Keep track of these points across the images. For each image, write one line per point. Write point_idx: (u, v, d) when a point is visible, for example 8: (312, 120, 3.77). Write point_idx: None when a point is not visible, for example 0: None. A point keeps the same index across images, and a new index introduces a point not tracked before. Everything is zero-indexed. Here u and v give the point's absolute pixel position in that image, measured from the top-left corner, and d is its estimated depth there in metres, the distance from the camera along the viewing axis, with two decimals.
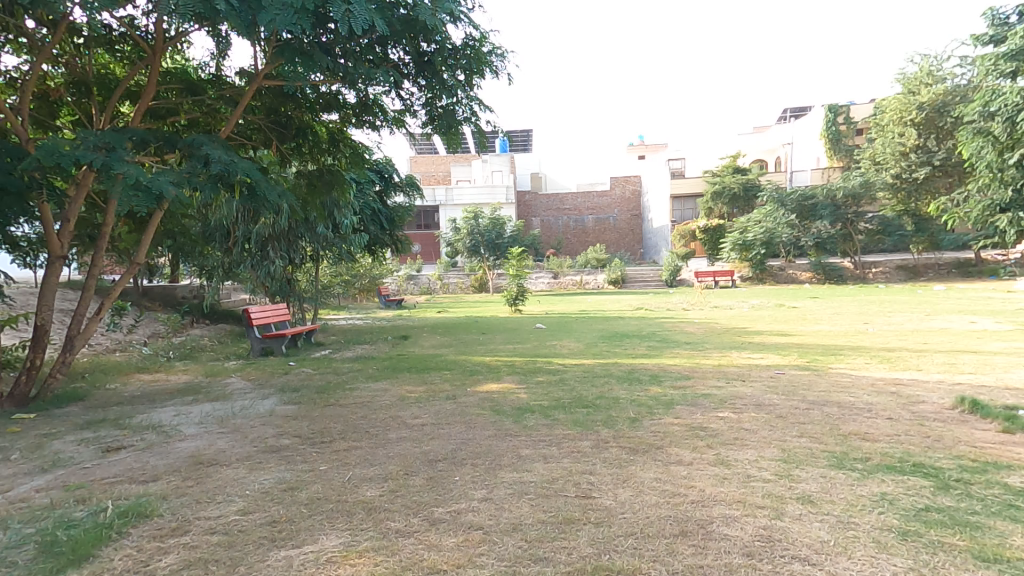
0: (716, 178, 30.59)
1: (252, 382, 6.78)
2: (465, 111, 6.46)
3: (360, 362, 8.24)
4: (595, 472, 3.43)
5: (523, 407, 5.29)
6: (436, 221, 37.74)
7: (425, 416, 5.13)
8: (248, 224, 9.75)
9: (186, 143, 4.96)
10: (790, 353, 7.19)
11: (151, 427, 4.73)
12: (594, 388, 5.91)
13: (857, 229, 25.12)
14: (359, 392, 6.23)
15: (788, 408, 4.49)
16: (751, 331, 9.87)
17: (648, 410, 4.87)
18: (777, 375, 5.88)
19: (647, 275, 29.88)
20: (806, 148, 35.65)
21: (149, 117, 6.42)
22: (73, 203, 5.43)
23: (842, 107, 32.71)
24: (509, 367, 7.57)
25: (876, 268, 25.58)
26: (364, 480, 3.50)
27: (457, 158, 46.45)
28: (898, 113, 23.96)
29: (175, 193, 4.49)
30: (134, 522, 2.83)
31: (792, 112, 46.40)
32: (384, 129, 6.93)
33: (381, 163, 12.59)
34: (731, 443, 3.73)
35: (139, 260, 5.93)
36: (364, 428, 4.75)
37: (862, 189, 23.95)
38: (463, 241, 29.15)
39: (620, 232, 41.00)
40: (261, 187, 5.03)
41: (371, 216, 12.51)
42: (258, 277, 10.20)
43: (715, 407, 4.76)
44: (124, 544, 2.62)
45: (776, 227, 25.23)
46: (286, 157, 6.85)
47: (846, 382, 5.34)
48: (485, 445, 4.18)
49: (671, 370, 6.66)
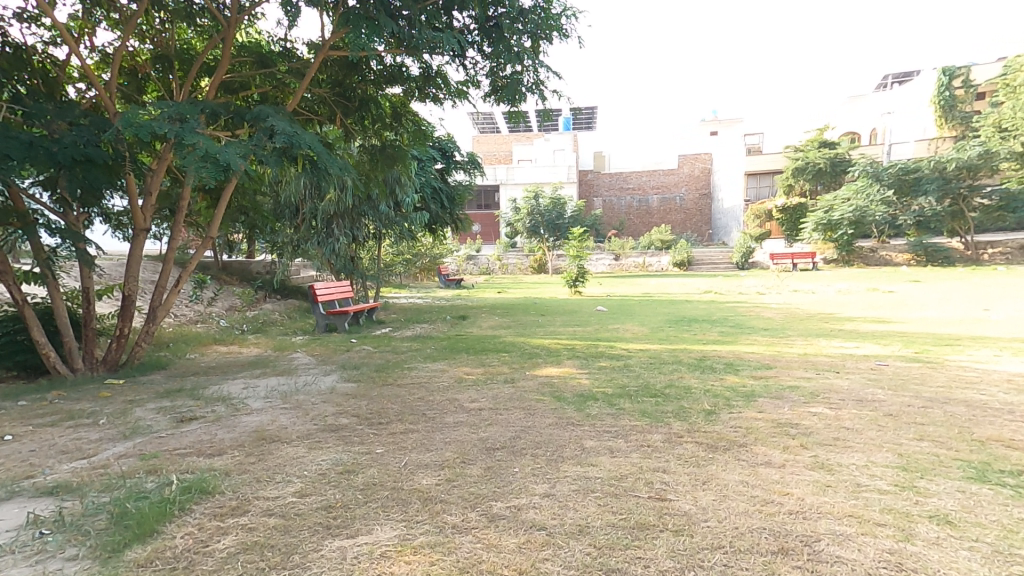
0: (800, 152, 28.21)
1: (315, 358, 6.92)
2: (531, 80, 6.09)
3: (419, 341, 8.25)
4: (669, 470, 3.07)
5: (585, 394, 4.97)
6: (495, 201, 37.73)
7: (483, 401, 4.93)
8: (315, 202, 10.11)
9: (253, 116, 4.96)
10: (892, 343, 6.36)
11: (220, 400, 4.87)
12: (663, 375, 5.47)
13: (969, 205, 22.31)
14: (417, 372, 6.17)
15: (899, 405, 3.86)
16: (841, 317, 8.93)
17: (726, 402, 4.39)
18: (880, 366, 5.16)
19: (717, 258, 28.24)
20: (911, 118, 32.04)
21: (222, 91, 6.55)
22: (154, 177, 5.66)
23: (959, 70, 28.95)
24: (569, 350, 7.25)
25: (992, 249, 22.71)
26: (420, 467, 3.35)
27: (518, 136, 45.99)
28: None
29: (241, 165, 4.50)
30: (196, 499, 2.82)
31: (892, 79, 41.77)
32: (447, 102, 6.77)
33: (443, 140, 12.58)
34: (830, 442, 3.22)
35: (213, 235, 6.14)
36: (421, 411, 4.64)
37: (981, 160, 21.15)
38: (524, 220, 29.13)
39: (687, 212, 39.01)
40: (324, 161, 4.99)
41: (432, 194, 12.51)
42: (323, 255, 10.47)
43: (805, 400, 4.21)
44: (186, 521, 2.60)
45: (868, 206, 23.11)
46: (351, 131, 6.80)
47: (971, 377, 4.56)
48: (545, 434, 3.92)
49: (749, 358, 6.06)
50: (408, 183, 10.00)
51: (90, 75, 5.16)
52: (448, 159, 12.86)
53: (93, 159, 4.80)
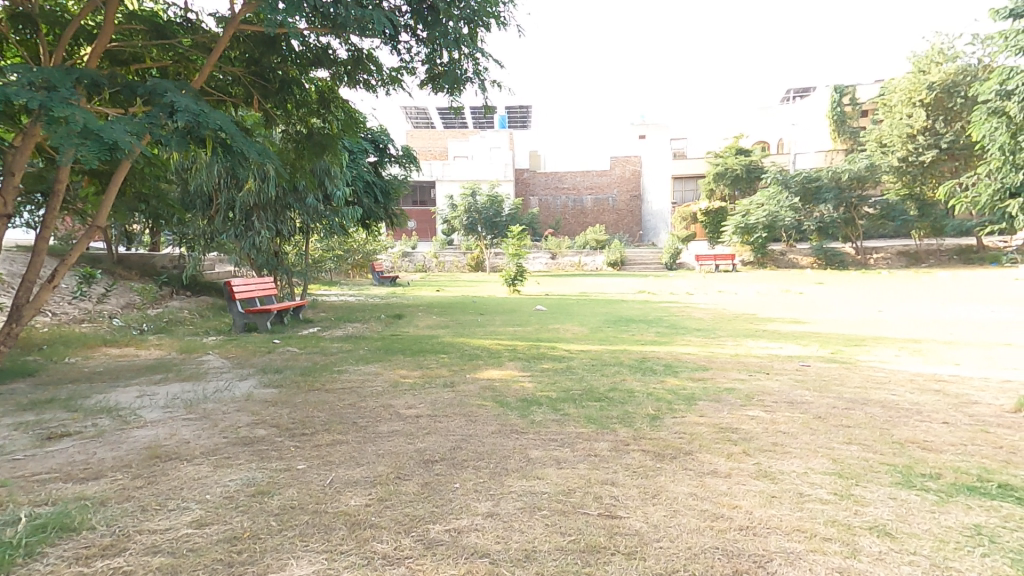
0: (719, 159, 29.88)
1: (230, 361, 6.27)
2: (470, 69, 5.83)
3: (350, 342, 7.76)
4: (617, 483, 2.97)
5: (528, 399, 4.82)
6: (431, 198, 37.00)
7: (422, 407, 4.63)
8: (233, 191, 9.27)
9: (147, 88, 4.33)
10: (811, 343, 6.76)
11: (106, 411, 4.22)
12: (605, 378, 5.44)
13: (859, 213, 24.56)
14: (347, 376, 5.74)
15: (826, 407, 4.01)
16: (763, 318, 9.44)
17: (668, 406, 4.40)
18: (803, 367, 5.41)
19: (647, 259, 29.35)
20: (810, 130, 34.87)
21: (108, 61, 5.73)
22: (19, 155, 4.85)
23: (848, 88, 32.13)
24: (510, 351, 7.08)
25: (877, 254, 25.31)
26: (348, 485, 3.02)
27: (455, 133, 45.40)
28: (907, 93, 23.16)
29: (132, 144, 3.91)
30: (53, 540, 2.34)
31: (795, 94, 45.45)
32: (379, 90, 6.36)
33: (376, 131, 12.02)
34: (769, 448, 3.26)
35: (101, 225, 5.34)
36: (352, 419, 4.27)
37: (867, 172, 23.43)
38: (461, 218, 28.76)
39: (619, 213, 40.27)
40: (236, 142, 4.46)
41: (365, 188, 11.87)
42: (242, 250, 9.61)
43: (742, 403, 4.31)
44: (36, 571, 2.13)
45: (778, 211, 24.84)
46: (272, 117, 6.18)
47: (881, 377, 4.87)
48: (489, 444, 3.71)
49: (686, 359, 6.17)
50: (338, 174, 9.40)
51: None
52: (381, 152, 12.24)
53: None
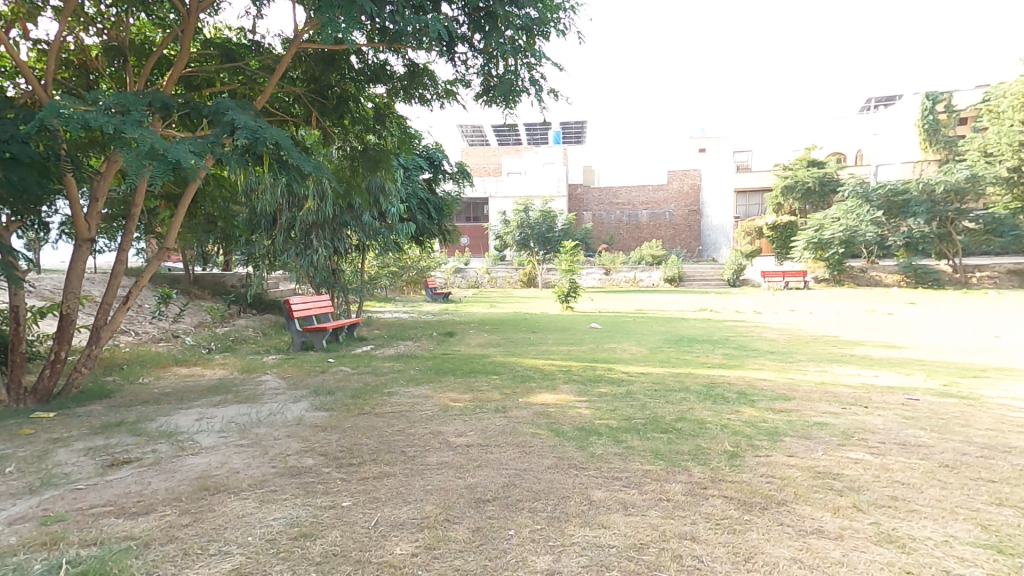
0: (788, 171, 28.19)
1: (286, 381, 6.26)
2: (527, 80, 5.64)
3: (402, 361, 7.64)
4: (699, 538, 2.51)
5: (586, 428, 4.40)
6: (485, 214, 37.37)
7: (472, 436, 4.32)
8: (293, 210, 9.53)
9: (212, 109, 4.37)
10: (913, 373, 5.91)
11: (165, 436, 4.21)
12: (671, 406, 4.93)
13: (957, 228, 22.33)
14: (397, 399, 5.55)
15: (953, 455, 3.34)
16: (848, 341, 8.50)
17: (748, 442, 3.84)
18: (910, 402, 4.67)
19: (707, 275, 28.02)
20: (895, 139, 32.31)
21: (182, 86, 5.93)
22: (103, 181, 5.05)
23: (943, 94, 29.42)
24: (565, 373, 6.67)
25: (978, 272, 22.74)
26: (394, 528, 2.74)
27: (509, 149, 45.84)
28: (1020, 98, 20.37)
29: (195, 163, 3.90)
30: None
31: (877, 101, 42.32)
32: (435, 103, 6.30)
33: (431, 148, 12.12)
34: (889, 504, 2.68)
35: (169, 246, 5.42)
36: (400, 448, 4.02)
37: (967, 184, 21.26)
38: (514, 233, 28.65)
39: (676, 228, 38.87)
40: (292, 158, 4.38)
41: (419, 205, 11.94)
42: (302, 267, 9.83)
43: (839, 442, 3.70)
44: None
45: (858, 225, 23.05)
46: (332, 136, 6.21)
47: (1020, 420, 4.08)
48: (545, 482, 3.34)
49: (762, 386, 5.54)
50: (393, 191, 9.45)
51: (23, 69, 4.50)
52: (435, 168, 12.29)
53: (19, 158, 4.16)
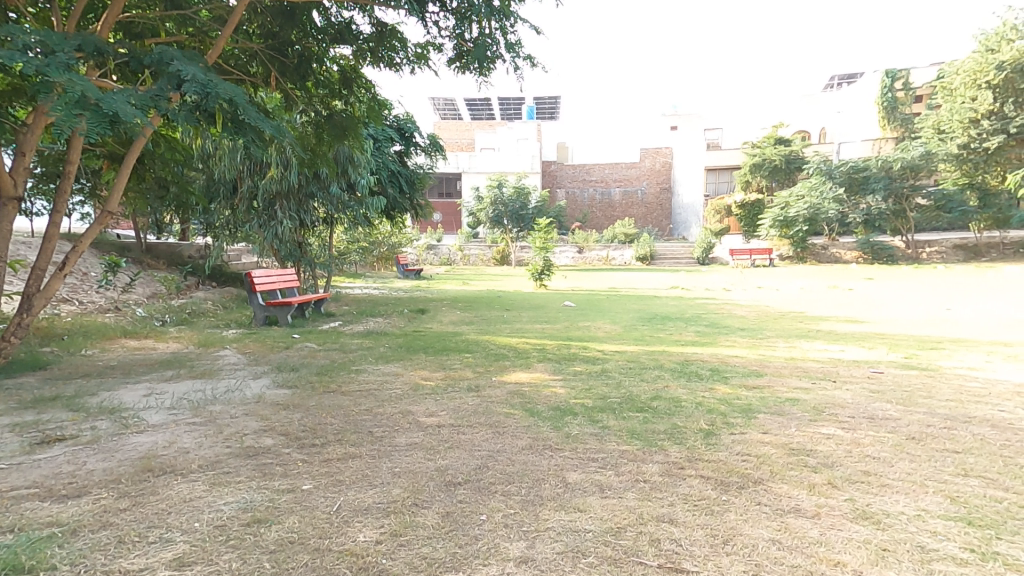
0: (757, 149, 28.56)
1: (246, 357, 5.96)
2: (501, 45, 5.36)
3: (371, 338, 7.41)
4: (677, 521, 2.44)
5: (562, 408, 4.32)
6: (457, 190, 36.79)
7: (443, 416, 4.18)
8: (255, 178, 9.02)
9: (155, 59, 3.97)
10: (879, 346, 6.04)
11: (108, 412, 3.91)
12: (646, 385, 4.89)
13: (910, 205, 23.12)
14: (365, 376, 5.35)
15: (919, 425, 3.37)
16: (815, 316, 8.67)
17: (723, 420, 3.83)
18: (877, 374, 4.74)
19: (678, 252, 28.40)
20: (856, 118, 33.04)
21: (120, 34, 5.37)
22: (29, 134, 4.55)
23: (900, 72, 30.20)
24: (539, 351, 6.58)
25: (930, 248, 23.73)
26: (358, 513, 2.58)
27: (481, 125, 45.02)
28: (974, 74, 21.61)
29: (136, 118, 3.52)
30: None
31: (840, 79, 43.25)
32: (405, 68, 5.95)
33: (401, 120, 11.64)
34: (862, 480, 2.67)
35: (111, 210, 4.83)
36: (366, 428, 3.85)
37: (922, 160, 21.99)
38: (486, 210, 28.19)
39: (648, 206, 39.14)
40: (247, 116, 4.06)
41: (390, 178, 11.51)
42: (265, 240, 9.34)
43: (811, 418, 3.71)
44: None
45: (821, 203, 23.52)
46: (294, 98, 5.76)
47: (977, 389, 4.14)
48: (518, 464, 3.23)
49: (735, 363, 5.56)
50: (362, 163, 9.04)
51: None
52: (407, 141, 11.85)
53: None
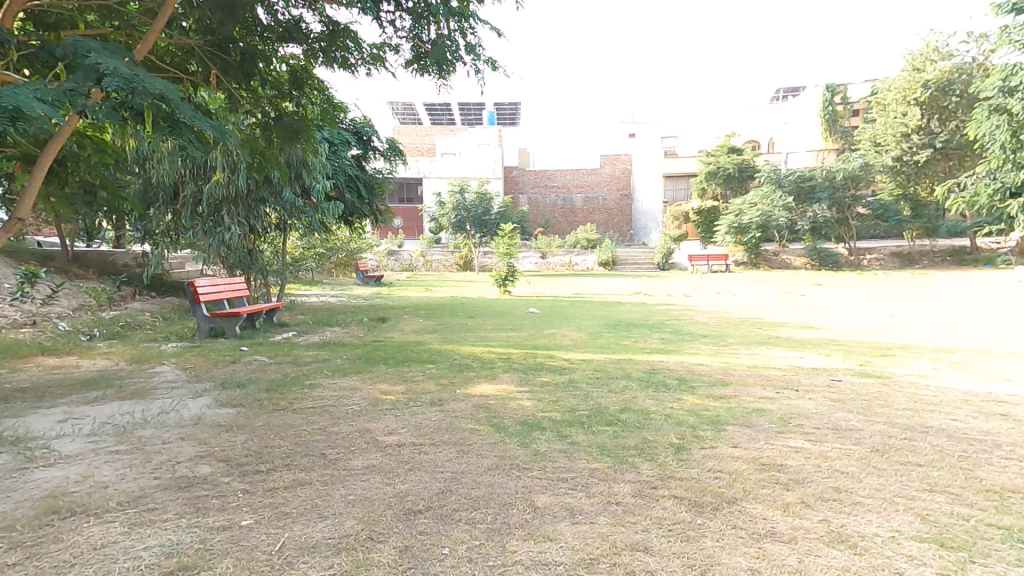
0: (711, 157, 29.44)
1: (186, 373, 5.51)
2: (460, 46, 5.18)
3: (327, 349, 7.03)
4: (652, 550, 2.32)
5: (529, 422, 4.16)
6: (419, 195, 36.23)
7: (404, 434, 3.94)
8: (199, 181, 8.48)
9: (68, 50, 3.57)
10: (834, 353, 6.20)
11: (13, 444, 3.47)
12: (613, 396, 4.80)
13: (852, 214, 24.32)
14: (320, 392, 5.02)
15: (881, 436, 3.40)
16: (771, 322, 8.89)
17: (693, 433, 3.76)
18: (835, 383, 4.83)
19: (638, 258, 28.89)
20: (801, 129, 34.64)
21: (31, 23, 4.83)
22: None
23: (840, 86, 32.02)
24: (504, 361, 6.40)
25: (871, 255, 25.12)
26: (304, 552, 2.34)
27: (443, 129, 44.59)
28: (903, 92, 23.07)
29: (47, 114, 3.15)
30: None
31: (785, 92, 45.55)
32: (360, 69, 5.70)
33: (358, 122, 11.29)
34: (834, 498, 2.63)
35: (23, 215, 4.30)
36: (319, 450, 3.56)
37: (862, 171, 23.23)
38: (449, 216, 27.41)
39: (609, 212, 39.65)
40: (181, 112, 3.71)
41: (347, 182, 11.10)
42: (211, 247, 8.78)
43: (778, 430, 3.70)
44: None
45: (772, 211, 24.50)
46: (239, 100, 5.38)
47: (929, 397, 4.24)
48: (484, 486, 3.04)
49: (700, 372, 5.56)
50: (317, 165, 8.64)
51: None
52: (365, 144, 11.48)
53: None
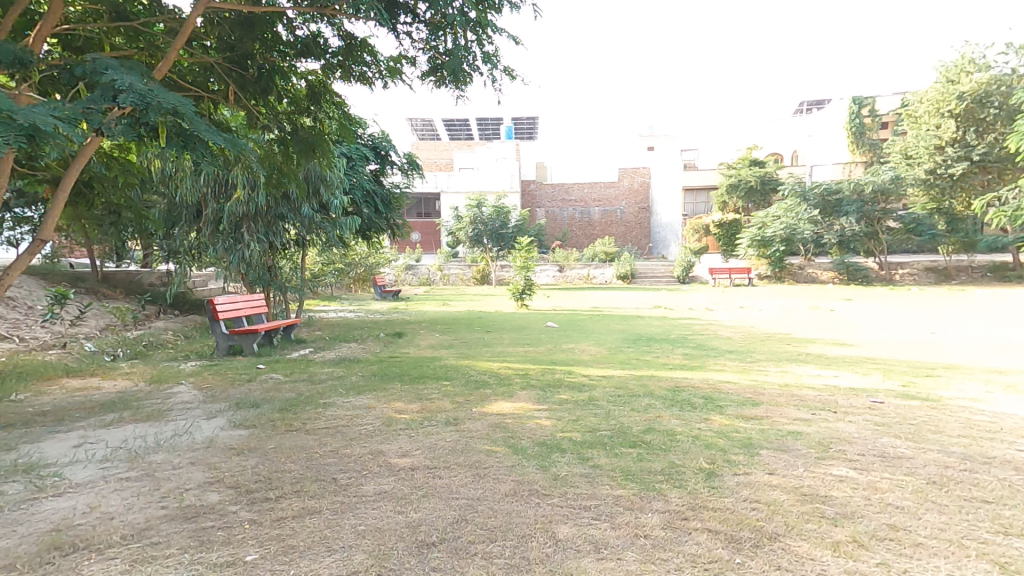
0: (732, 170, 29.02)
1: (202, 392, 5.44)
2: (478, 56, 5.10)
3: (343, 365, 6.93)
4: None
5: (548, 443, 3.95)
6: (437, 210, 36.49)
7: (418, 456, 3.76)
8: (219, 198, 8.54)
9: (87, 69, 3.56)
10: (871, 372, 5.86)
11: (25, 472, 3.40)
12: (637, 415, 4.56)
13: (883, 227, 23.70)
14: (333, 410, 4.88)
15: (936, 469, 3.11)
16: (800, 339, 8.53)
17: (724, 457, 3.51)
18: (876, 405, 4.51)
19: (658, 272, 28.47)
20: (826, 142, 34.04)
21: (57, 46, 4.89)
22: None
23: (867, 99, 31.42)
24: (522, 378, 6.19)
25: (902, 269, 24.31)
26: None
27: (461, 145, 45.03)
28: (935, 103, 22.46)
29: (61, 131, 3.10)
30: None
31: (808, 105, 44.93)
32: (377, 83, 5.65)
33: (377, 137, 11.33)
34: (890, 538, 2.38)
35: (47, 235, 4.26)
36: (331, 474, 3.41)
37: (892, 184, 22.54)
38: (466, 229, 27.65)
39: (628, 226, 39.27)
40: (194, 127, 3.64)
41: (365, 196, 11.12)
42: (231, 263, 8.82)
43: (818, 455, 3.42)
44: None
45: (796, 224, 23.97)
46: (257, 117, 5.32)
47: (986, 424, 3.93)
48: (501, 515, 2.84)
49: (727, 390, 5.27)
50: (335, 180, 8.65)
51: None
52: (382, 159, 11.50)
53: None
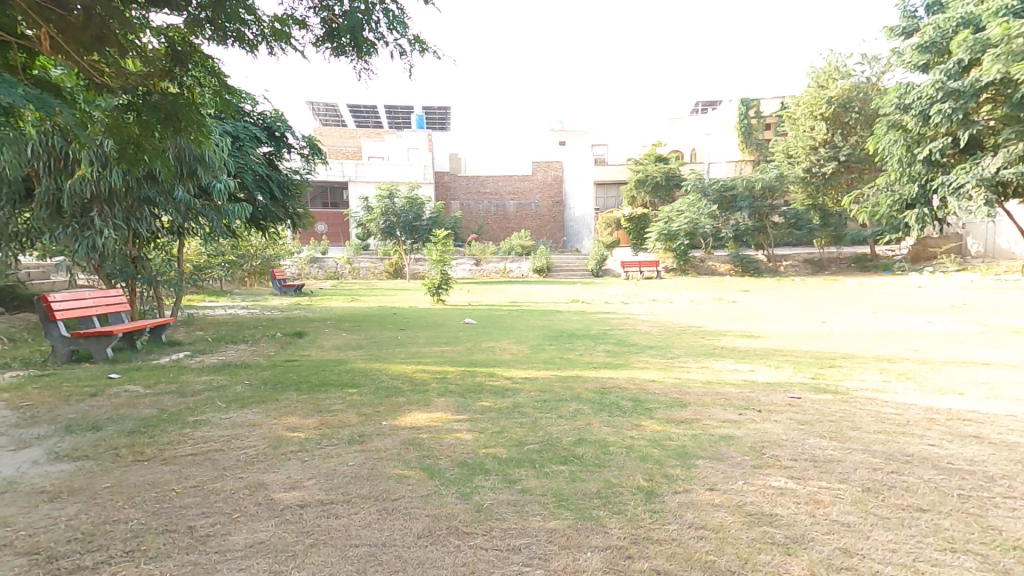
0: (640, 166, 30.34)
1: (18, 415, 4.26)
2: (380, 21, 4.40)
3: (225, 373, 5.89)
4: None
5: (470, 463, 3.45)
6: (344, 200, 34.44)
7: (310, 488, 3.09)
8: (59, 176, 6.88)
9: None
10: (785, 365, 6.00)
11: None
12: (565, 423, 4.20)
13: (770, 222, 25.80)
14: (205, 432, 4.00)
15: (869, 473, 3.05)
16: (712, 331, 8.78)
17: (662, 472, 3.23)
18: (796, 401, 4.54)
19: (573, 265, 29.02)
20: (720, 141, 36.70)
21: None
22: None
23: (753, 101, 34.20)
24: (439, 382, 5.62)
25: (786, 261, 26.78)
26: None
27: (369, 131, 42.76)
28: (810, 106, 24.79)
29: None
30: None
31: (703, 105, 48.33)
32: (260, 48, 4.83)
33: (270, 116, 10.02)
34: (846, 565, 2.19)
35: None
36: (189, 522, 2.65)
37: (777, 182, 24.60)
38: (376, 221, 25.98)
39: (542, 219, 39.73)
40: None
41: (258, 182, 9.77)
42: (79, 254, 7.20)
43: (755, 464, 3.25)
44: None
45: (698, 218, 25.45)
46: (97, 74, 4.08)
47: (894, 416, 4.08)
48: (411, 570, 2.29)
49: (655, 391, 5.09)
50: (215, 161, 7.38)
51: None
52: (277, 141, 10.25)
53: None
